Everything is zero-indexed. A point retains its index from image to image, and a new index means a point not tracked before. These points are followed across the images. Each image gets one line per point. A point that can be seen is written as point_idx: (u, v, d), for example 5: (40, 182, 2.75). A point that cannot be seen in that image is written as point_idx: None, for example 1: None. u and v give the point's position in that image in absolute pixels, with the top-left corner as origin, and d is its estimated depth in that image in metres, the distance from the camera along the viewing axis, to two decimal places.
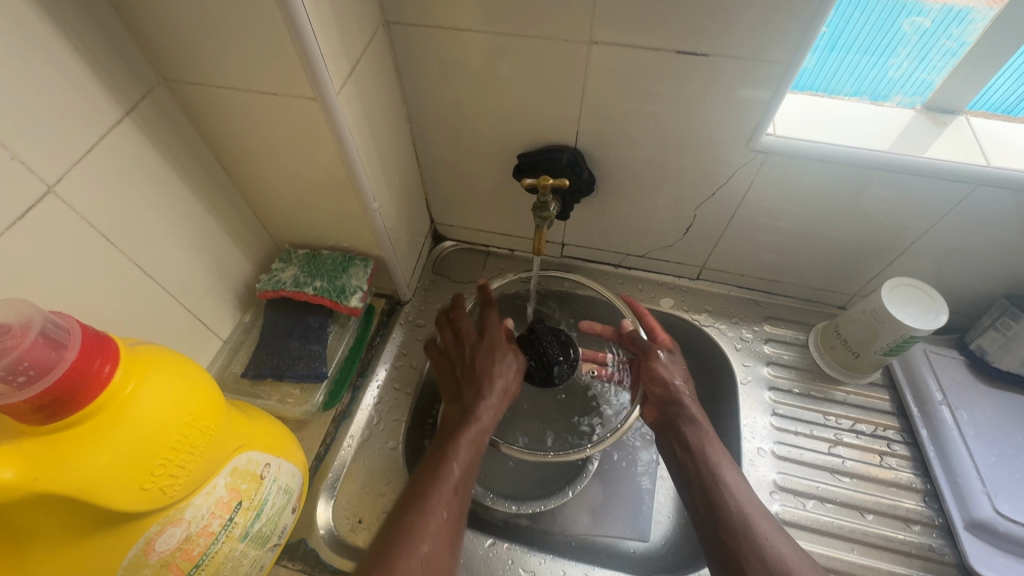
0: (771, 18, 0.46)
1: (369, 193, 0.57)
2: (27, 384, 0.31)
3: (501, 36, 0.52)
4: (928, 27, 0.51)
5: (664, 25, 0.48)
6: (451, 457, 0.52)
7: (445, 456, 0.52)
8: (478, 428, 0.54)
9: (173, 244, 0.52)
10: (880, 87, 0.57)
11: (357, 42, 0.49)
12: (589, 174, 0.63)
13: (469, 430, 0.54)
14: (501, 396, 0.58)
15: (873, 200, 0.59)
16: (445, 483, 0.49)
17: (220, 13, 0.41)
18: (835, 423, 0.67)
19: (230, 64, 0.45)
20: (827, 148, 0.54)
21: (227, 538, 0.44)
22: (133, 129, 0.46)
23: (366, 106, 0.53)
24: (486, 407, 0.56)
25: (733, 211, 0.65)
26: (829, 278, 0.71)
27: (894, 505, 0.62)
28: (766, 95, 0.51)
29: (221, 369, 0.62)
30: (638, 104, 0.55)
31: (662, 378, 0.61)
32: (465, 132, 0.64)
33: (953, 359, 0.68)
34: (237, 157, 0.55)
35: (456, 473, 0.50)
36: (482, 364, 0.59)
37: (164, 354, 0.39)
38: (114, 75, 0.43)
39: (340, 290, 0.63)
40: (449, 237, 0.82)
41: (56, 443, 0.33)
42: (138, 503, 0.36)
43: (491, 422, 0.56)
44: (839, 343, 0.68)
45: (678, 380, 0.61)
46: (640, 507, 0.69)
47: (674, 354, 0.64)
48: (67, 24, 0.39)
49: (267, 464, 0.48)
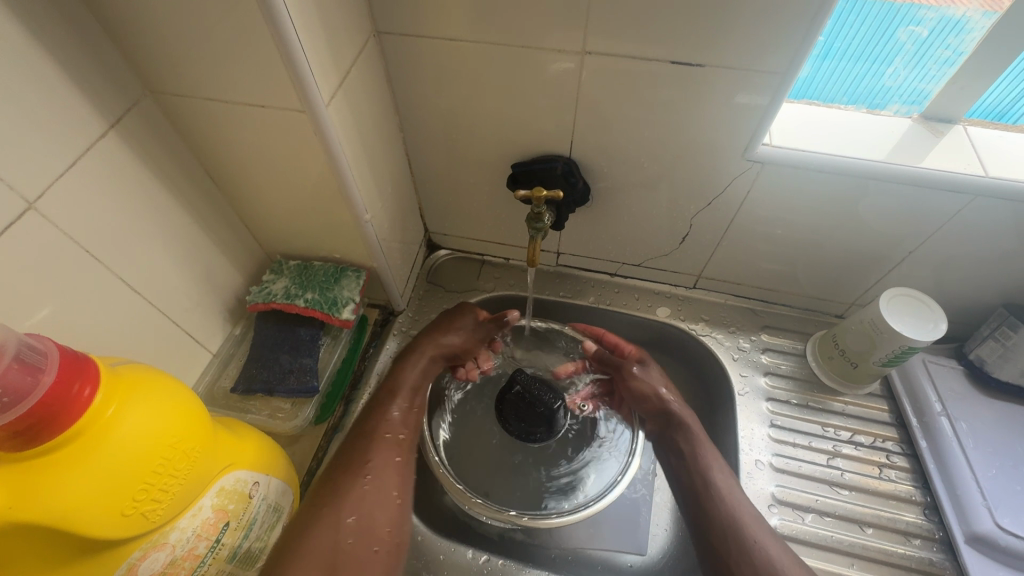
0: (766, 30, 0.45)
1: (360, 205, 0.56)
2: (2, 411, 0.30)
3: (494, 46, 0.52)
4: (924, 36, 0.51)
5: (657, 36, 0.47)
6: (391, 402, 0.61)
7: (387, 401, 0.61)
8: (415, 375, 0.63)
9: (160, 258, 0.52)
10: (877, 96, 0.57)
11: (347, 53, 0.48)
12: (584, 184, 0.63)
13: (408, 378, 0.63)
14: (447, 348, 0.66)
15: (870, 210, 0.58)
16: (384, 423, 0.59)
17: (205, 25, 0.40)
18: (833, 434, 0.66)
19: (217, 76, 0.44)
20: (824, 158, 0.54)
21: (214, 560, 0.43)
22: (118, 143, 0.45)
23: (357, 118, 0.52)
24: (422, 357, 0.65)
25: (730, 220, 0.64)
26: (827, 287, 0.70)
27: (894, 518, 0.61)
28: (765, 101, 0.51)
29: (210, 383, 0.61)
30: (632, 114, 0.55)
31: (646, 390, 0.65)
32: (458, 142, 0.63)
33: (952, 369, 0.67)
34: (226, 169, 0.54)
35: (395, 414, 0.60)
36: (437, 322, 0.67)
37: (148, 373, 0.38)
38: (98, 89, 0.43)
39: (331, 302, 0.62)
40: (443, 246, 0.81)
41: (32, 471, 0.32)
42: (119, 529, 0.35)
43: (428, 366, 0.65)
44: (837, 353, 0.67)
45: (660, 387, 0.65)
46: (638, 521, 0.67)
47: (647, 359, 0.68)
48: (48, 37, 0.38)
49: (255, 483, 0.47)
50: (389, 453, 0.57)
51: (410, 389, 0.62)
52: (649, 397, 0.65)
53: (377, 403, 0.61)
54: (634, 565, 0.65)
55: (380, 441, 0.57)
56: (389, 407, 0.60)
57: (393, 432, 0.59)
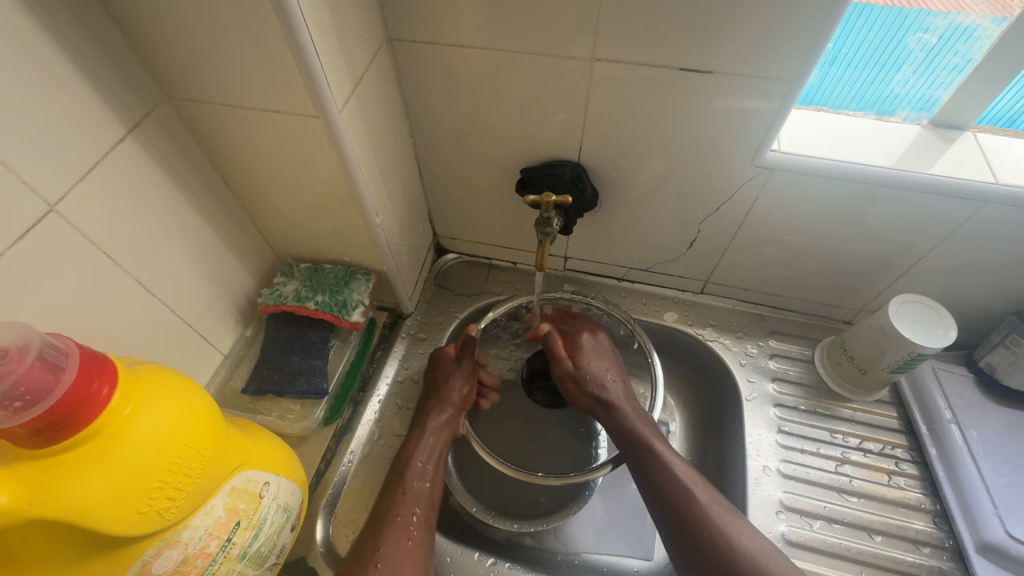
0: (774, 37, 0.46)
1: (371, 209, 0.56)
2: (23, 409, 0.31)
3: (504, 52, 0.52)
4: (934, 43, 0.51)
5: (666, 43, 0.48)
6: (406, 478, 0.56)
7: (401, 478, 0.56)
8: (424, 445, 0.59)
9: (175, 260, 0.52)
10: (885, 103, 0.57)
11: (361, 59, 0.49)
12: (593, 189, 0.63)
13: (416, 451, 0.59)
14: (451, 416, 0.62)
15: (879, 216, 0.58)
16: (400, 500, 0.54)
17: (223, 33, 0.41)
18: (842, 441, 0.66)
19: (233, 83, 0.45)
20: (832, 165, 0.54)
21: (225, 559, 0.43)
22: (136, 147, 0.46)
23: (369, 123, 0.53)
24: (431, 428, 0.61)
25: (738, 226, 0.65)
26: (835, 293, 0.70)
27: (903, 526, 0.60)
28: (773, 108, 0.51)
29: (221, 384, 0.62)
30: (642, 120, 0.55)
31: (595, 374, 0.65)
32: (468, 147, 0.64)
33: (961, 376, 0.67)
34: (240, 173, 0.55)
35: (412, 488, 0.56)
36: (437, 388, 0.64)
37: (164, 373, 0.39)
38: (118, 95, 0.44)
39: (341, 305, 0.62)
40: (452, 250, 0.82)
41: (51, 468, 0.32)
42: (135, 527, 0.35)
43: (437, 439, 0.60)
44: (845, 359, 0.67)
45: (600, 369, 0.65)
46: (644, 525, 0.68)
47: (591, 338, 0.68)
48: (71, 44, 0.39)
49: (266, 483, 0.47)
50: (402, 537, 0.52)
51: (420, 466, 0.58)
52: (592, 382, 0.65)
53: (387, 486, 0.56)
54: (640, 570, 0.65)
55: (392, 525, 0.52)
56: (400, 487, 0.55)
57: (404, 514, 0.53)
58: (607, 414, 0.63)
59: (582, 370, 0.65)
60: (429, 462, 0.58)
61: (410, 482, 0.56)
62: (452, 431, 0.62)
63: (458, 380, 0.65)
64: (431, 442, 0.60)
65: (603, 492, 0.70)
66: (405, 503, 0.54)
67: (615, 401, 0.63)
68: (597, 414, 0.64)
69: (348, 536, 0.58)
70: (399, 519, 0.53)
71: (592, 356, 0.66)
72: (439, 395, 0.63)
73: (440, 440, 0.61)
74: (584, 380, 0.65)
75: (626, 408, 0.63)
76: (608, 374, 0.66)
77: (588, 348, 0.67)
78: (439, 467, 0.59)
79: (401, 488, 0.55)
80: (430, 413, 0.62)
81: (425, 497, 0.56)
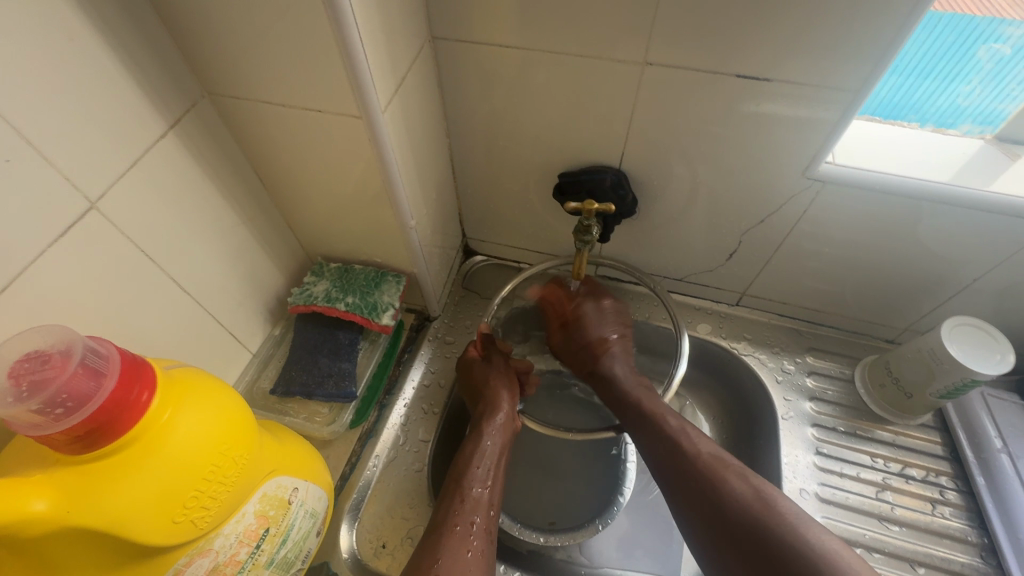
0: (839, 45, 0.43)
1: (406, 210, 0.55)
2: (64, 416, 0.30)
3: (551, 54, 0.50)
4: (1006, 54, 0.48)
5: (723, 47, 0.46)
6: (467, 482, 0.53)
7: (462, 481, 0.53)
8: (484, 449, 0.56)
9: (208, 258, 0.52)
10: (947, 115, 0.54)
11: (404, 58, 0.48)
12: (633, 197, 0.61)
13: (473, 455, 0.56)
14: (508, 419, 0.60)
15: (933, 235, 0.56)
16: (462, 506, 0.51)
17: (268, 28, 0.40)
18: (883, 466, 0.64)
19: (276, 80, 0.44)
20: (890, 181, 0.52)
21: (253, 566, 0.42)
22: (176, 144, 0.45)
23: (409, 124, 0.52)
24: (491, 430, 0.58)
25: (782, 239, 0.62)
26: (880, 311, 0.67)
27: (947, 559, 0.58)
28: (833, 117, 0.48)
29: (249, 384, 0.61)
30: (689, 127, 0.53)
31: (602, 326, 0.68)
32: (505, 149, 0.62)
33: (1013, 404, 0.64)
34: (275, 170, 0.54)
35: (475, 493, 0.52)
36: (487, 389, 0.62)
37: (200, 377, 0.38)
38: (159, 90, 0.43)
39: (372, 307, 0.61)
40: (480, 252, 0.80)
41: (88, 474, 0.31)
42: (169, 535, 0.34)
43: (496, 443, 0.57)
44: (889, 381, 0.64)
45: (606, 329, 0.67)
46: (670, 542, 0.66)
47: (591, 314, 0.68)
48: (115, 37, 0.38)
49: (295, 488, 0.46)
50: (462, 545, 0.47)
51: (479, 471, 0.54)
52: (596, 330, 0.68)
53: (444, 495, 0.53)
54: None
55: (451, 534, 0.48)
56: (458, 495, 0.52)
57: (463, 522, 0.49)
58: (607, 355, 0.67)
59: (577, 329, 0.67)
60: (488, 470, 0.55)
61: (470, 489, 0.52)
62: (509, 433, 0.59)
63: (499, 379, 0.63)
64: (489, 448, 0.57)
65: (630, 508, 0.68)
66: (465, 511, 0.50)
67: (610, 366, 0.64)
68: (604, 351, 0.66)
69: (373, 543, 0.58)
70: (459, 528, 0.49)
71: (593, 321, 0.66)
72: (493, 400, 0.61)
73: (499, 446, 0.57)
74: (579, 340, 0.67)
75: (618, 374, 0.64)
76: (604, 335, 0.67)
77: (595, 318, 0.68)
78: (498, 473, 0.55)
79: (460, 496, 0.52)
80: (484, 418, 0.59)
81: (484, 504, 0.52)
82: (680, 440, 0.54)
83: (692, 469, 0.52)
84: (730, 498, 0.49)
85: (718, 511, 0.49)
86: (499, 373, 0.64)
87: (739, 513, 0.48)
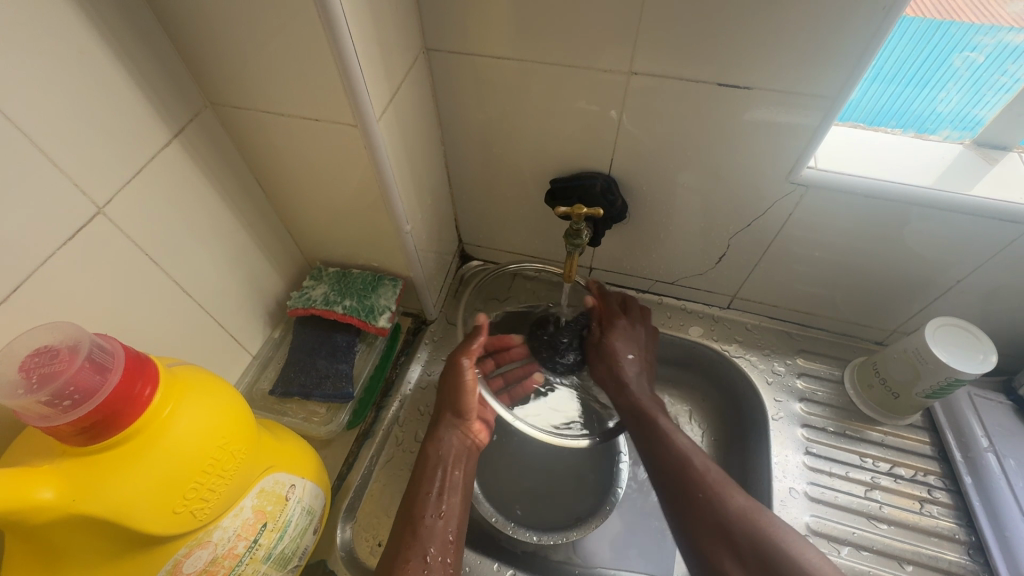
0: (814, 53, 0.45)
1: (402, 215, 0.57)
2: (72, 408, 0.32)
3: (540, 64, 0.52)
4: (981, 62, 0.49)
5: (704, 56, 0.48)
6: (422, 511, 0.54)
7: (417, 511, 0.54)
8: (433, 472, 0.57)
9: (210, 261, 0.53)
10: (927, 121, 0.55)
11: (399, 69, 0.50)
12: (623, 202, 0.63)
13: (426, 481, 0.56)
14: (456, 441, 0.60)
15: (916, 237, 0.57)
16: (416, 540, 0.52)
17: (268, 39, 0.42)
18: (871, 465, 0.65)
19: (274, 91, 0.46)
20: (871, 185, 0.53)
21: (251, 560, 0.44)
22: (180, 152, 0.47)
23: (404, 132, 0.54)
24: (441, 450, 0.59)
25: (769, 243, 0.64)
26: (867, 313, 0.69)
27: (935, 557, 0.59)
28: (812, 124, 0.50)
29: (249, 385, 0.63)
30: (676, 133, 0.54)
31: (617, 348, 0.65)
32: (497, 155, 0.64)
33: (999, 404, 0.65)
34: (274, 178, 0.56)
35: (431, 524, 0.53)
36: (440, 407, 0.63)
37: (201, 375, 0.40)
38: (164, 100, 0.45)
39: (369, 310, 0.63)
40: (476, 257, 0.82)
41: (92, 464, 0.33)
42: (170, 526, 0.36)
43: (448, 462, 0.58)
44: (877, 382, 0.65)
45: (627, 353, 0.65)
46: (663, 542, 0.67)
47: (634, 325, 0.67)
48: (122, 49, 0.40)
49: (292, 485, 0.47)
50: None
51: (432, 498, 0.55)
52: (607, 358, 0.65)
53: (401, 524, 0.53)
54: None
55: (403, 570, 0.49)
56: (410, 527, 0.53)
57: (416, 557, 0.50)
58: (618, 392, 0.64)
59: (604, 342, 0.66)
60: (441, 492, 0.56)
61: (422, 519, 0.53)
62: (463, 449, 0.60)
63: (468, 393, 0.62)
64: (441, 470, 0.57)
65: (624, 509, 0.69)
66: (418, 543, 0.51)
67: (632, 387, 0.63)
68: (611, 388, 0.65)
69: (369, 541, 0.59)
70: (412, 561, 0.50)
71: (621, 337, 0.66)
72: (443, 424, 0.61)
73: (454, 464, 0.59)
74: (605, 354, 0.65)
75: (637, 395, 0.63)
76: (627, 353, 0.65)
77: (620, 331, 0.66)
78: (454, 492, 0.56)
79: (412, 527, 0.53)
80: (435, 437, 0.60)
81: (439, 534, 0.53)
82: (688, 459, 0.55)
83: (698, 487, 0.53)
84: (727, 513, 0.50)
85: (724, 526, 0.50)
86: (453, 378, 0.62)
87: (748, 535, 0.49)
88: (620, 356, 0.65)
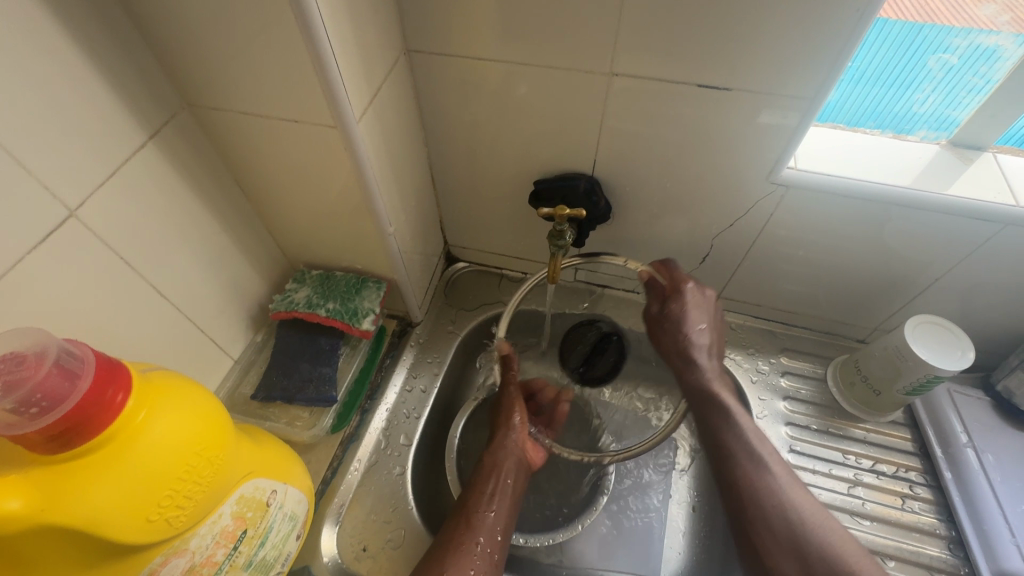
0: (792, 53, 0.45)
1: (384, 217, 0.56)
2: (38, 416, 0.31)
3: (522, 65, 0.52)
4: (954, 63, 0.50)
5: (683, 57, 0.48)
6: (479, 506, 0.56)
7: (474, 505, 0.56)
8: (494, 471, 0.59)
9: (189, 265, 0.53)
10: (904, 122, 0.56)
11: (379, 70, 0.49)
12: (607, 203, 0.63)
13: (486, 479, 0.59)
14: (519, 447, 0.62)
15: (895, 236, 0.58)
16: (473, 530, 0.53)
17: (245, 40, 0.41)
18: (854, 462, 0.65)
19: (252, 92, 0.46)
20: (850, 184, 0.54)
21: (231, 568, 0.43)
22: (155, 154, 0.47)
23: (385, 133, 0.53)
24: (504, 455, 0.61)
25: (751, 242, 0.64)
26: (849, 311, 0.69)
27: (917, 552, 0.59)
28: (792, 123, 0.50)
29: (231, 390, 0.62)
30: (658, 133, 0.55)
31: (688, 319, 0.59)
32: (481, 157, 0.64)
33: (978, 400, 0.66)
34: (255, 180, 0.56)
35: (486, 519, 0.55)
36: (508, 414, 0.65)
37: (176, 380, 0.39)
38: (138, 102, 0.44)
39: (352, 312, 0.63)
40: (462, 259, 0.82)
41: (61, 473, 0.32)
42: (144, 534, 0.35)
43: (507, 466, 0.60)
44: (859, 379, 0.66)
45: (700, 325, 0.59)
46: (650, 544, 0.67)
47: (705, 290, 0.61)
48: (95, 50, 0.40)
49: (273, 491, 0.47)
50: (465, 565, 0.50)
51: (486, 497, 0.57)
52: (676, 329, 0.60)
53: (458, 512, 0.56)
54: None
55: (456, 553, 0.51)
56: (466, 517, 0.55)
57: (468, 543, 0.52)
58: (685, 367, 0.59)
59: (671, 314, 0.60)
60: (494, 495, 0.57)
61: (475, 512, 0.55)
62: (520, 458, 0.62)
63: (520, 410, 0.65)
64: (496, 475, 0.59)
65: (611, 509, 0.69)
66: (471, 533, 0.53)
67: (703, 363, 0.58)
68: (676, 364, 0.60)
69: (353, 546, 0.58)
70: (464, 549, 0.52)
71: (693, 305, 0.60)
72: (506, 431, 0.63)
73: (510, 468, 0.60)
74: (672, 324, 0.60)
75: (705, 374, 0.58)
76: (698, 324, 0.59)
77: (689, 299, 0.60)
78: (506, 496, 0.58)
79: (467, 517, 0.55)
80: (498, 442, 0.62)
81: (490, 528, 0.54)
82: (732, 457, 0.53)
83: (749, 496, 0.50)
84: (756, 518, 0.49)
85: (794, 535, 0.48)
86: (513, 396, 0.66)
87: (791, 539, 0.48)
88: (689, 326, 0.59)
